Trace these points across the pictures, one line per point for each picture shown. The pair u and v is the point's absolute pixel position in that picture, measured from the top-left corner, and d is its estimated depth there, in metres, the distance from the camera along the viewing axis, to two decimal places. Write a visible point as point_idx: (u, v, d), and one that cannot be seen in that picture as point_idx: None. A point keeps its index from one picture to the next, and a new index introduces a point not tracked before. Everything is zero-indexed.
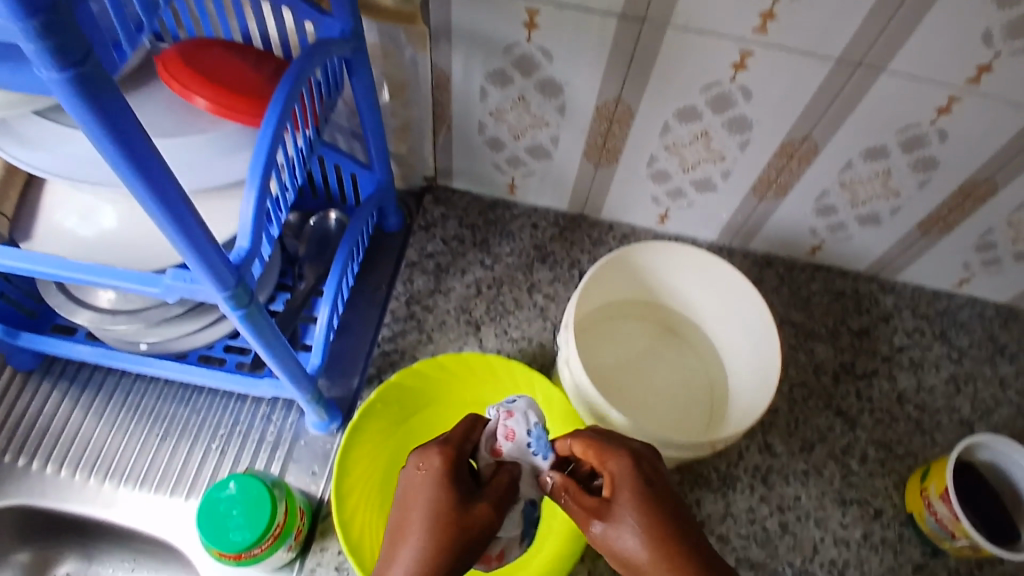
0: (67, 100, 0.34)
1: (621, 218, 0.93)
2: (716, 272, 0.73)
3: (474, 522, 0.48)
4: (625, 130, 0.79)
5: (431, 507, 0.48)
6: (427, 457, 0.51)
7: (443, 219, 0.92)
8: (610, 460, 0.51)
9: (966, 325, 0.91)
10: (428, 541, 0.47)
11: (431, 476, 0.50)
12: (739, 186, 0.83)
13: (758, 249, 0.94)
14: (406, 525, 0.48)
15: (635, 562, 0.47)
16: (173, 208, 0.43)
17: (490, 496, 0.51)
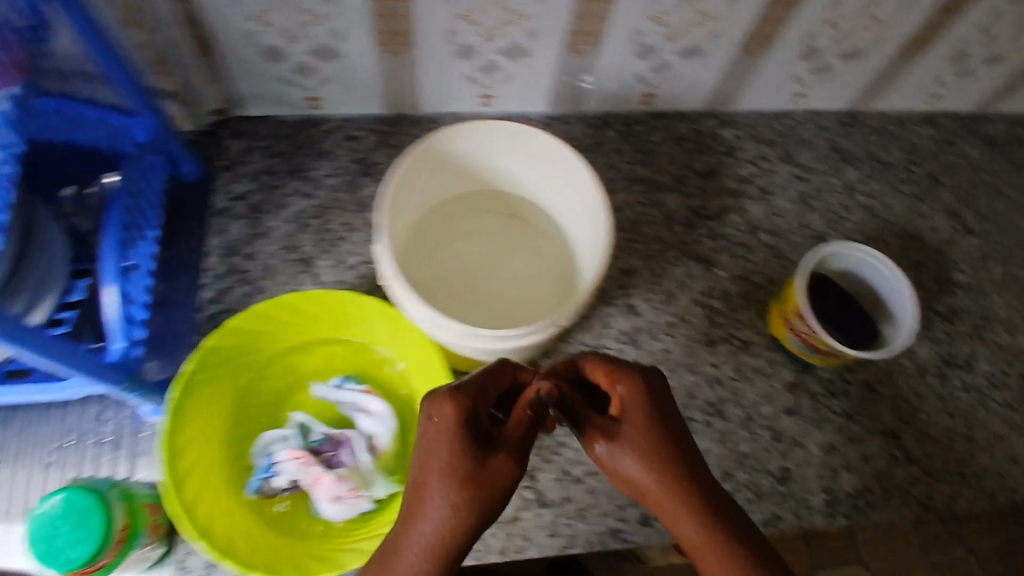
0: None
1: (444, 109, 0.85)
2: (534, 146, 0.66)
3: (496, 479, 0.47)
4: (406, 7, 0.70)
5: (452, 460, 0.47)
6: (441, 406, 0.49)
7: (246, 153, 0.83)
8: (623, 386, 0.51)
9: (808, 141, 0.90)
10: (453, 501, 0.45)
11: (448, 426, 0.48)
12: (550, 46, 0.77)
13: (593, 110, 0.88)
14: (424, 484, 0.47)
15: (645, 494, 0.48)
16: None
17: (508, 446, 0.48)
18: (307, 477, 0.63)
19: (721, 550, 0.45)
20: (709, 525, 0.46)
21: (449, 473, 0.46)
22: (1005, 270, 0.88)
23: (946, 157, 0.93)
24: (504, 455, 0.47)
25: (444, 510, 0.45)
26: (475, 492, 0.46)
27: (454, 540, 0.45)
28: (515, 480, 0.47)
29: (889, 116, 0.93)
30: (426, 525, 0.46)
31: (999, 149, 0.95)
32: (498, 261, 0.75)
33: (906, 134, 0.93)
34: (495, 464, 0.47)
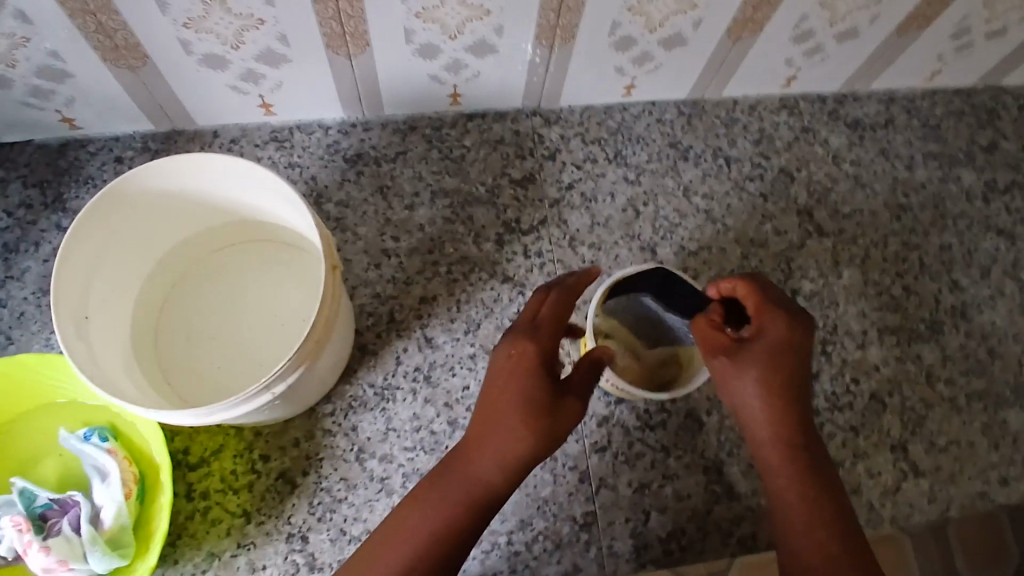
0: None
1: (224, 122, 0.77)
2: (220, 173, 0.58)
3: (566, 420, 0.53)
4: (118, 21, 0.61)
5: (519, 398, 0.53)
6: (522, 343, 0.54)
7: (3, 184, 0.75)
8: (770, 322, 0.55)
9: (642, 138, 0.81)
10: (525, 428, 0.52)
11: (525, 363, 0.53)
12: (311, 49, 0.67)
13: (396, 114, 0.79)
14: (500, 421, 0.53)
15: (761, 431, 0.56)
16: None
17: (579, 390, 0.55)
18: (19, 547, 0.57)
19: (802, 459, 0.55)
20: (806, 452, 0.56)
21: (519, 412, 0.52)
22: (860, 276, 0.80)
23: (802, 147, 0.84)
24: (575, 394, 0.54)
25: (511, 439, 0.53)
26: (549, 423, 0.53)
27: (511, 466, 0.53)
28: (579, 415, 0.54)
29: (739, 103, 0.84)
30: (484, 454, 0.53)
31: (865, 135, 0.85)
32: (242, 304, 0.67)
33: (757, 124, 0.84)
34: (565, 396, 0.54)
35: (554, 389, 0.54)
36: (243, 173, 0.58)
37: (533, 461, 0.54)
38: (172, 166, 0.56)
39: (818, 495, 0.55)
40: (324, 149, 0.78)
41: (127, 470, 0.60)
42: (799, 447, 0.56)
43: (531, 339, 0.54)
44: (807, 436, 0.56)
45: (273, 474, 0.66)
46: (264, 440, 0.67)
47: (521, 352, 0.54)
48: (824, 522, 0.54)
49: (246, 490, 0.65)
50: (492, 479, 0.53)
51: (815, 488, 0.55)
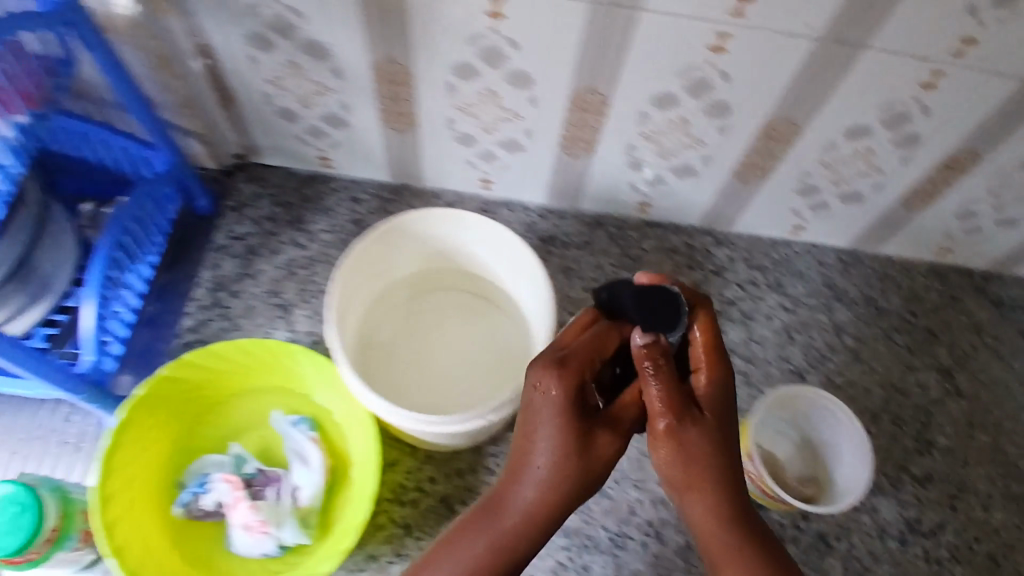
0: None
1: (446, 186, 0.89)
2: (478, 231, 0.69)
3: (598, 459, 0.52)
4: (411, 92, 0.74)
5: (553, 437, 0.52)
6: (549, 379, 0.53)
7: (255, 198, 0.87)
8: (707, 374, 0.55)
9: (803, 274, 0.90)
10: (557, 471, 0.52)
11: (552, 402, 0.52)
12: (547, 143, 0.79)
13: (589, 210, 0.90)
14: (529, 454, 0.53)
15: (673, 480, 0.53)
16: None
17: (612, 429, 0.54)
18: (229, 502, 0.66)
19: (721, 497, 0.52)
20: (711, 498, 0.52)
21: (557, 455, 0.52)
22: (993, 442, 0.84)
23: (946, 312, 0.90)
24: (608, 431, 0.53)
25: (543, 475, 0.52)
26: (584, 459, 0.52)
27: (547, 503, 0.53)
28: (614, 446, 0.53)
29: (894, 261, 0.92)
30: (524, 495, 0.53)
31: (1007, 313, 0.92)
32: (454, 341, 0.76)
33: (907, 283, 0.91)
34: (603, 430, 0.53)
35: (586, 429, 0.52)
36: (496, 236, 0.70)
37: (578, 493, 0.53)
38: (446, 216, 0.68)
39: (749, 530, 0.52)
40: (524, 227, 0.89)
41: (325, 459, 0.69)
42: (730, 480, 0.52)
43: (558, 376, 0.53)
44: (732, 466, 0.53)
45: (435, 496, 0.73)
46: (433, 463, 0.75)
47: (538, 385, 0.53)
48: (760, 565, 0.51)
49: (411, 504, 0.73)
50: (527, 519, 0.53)
51: (739, 529, 0.52)
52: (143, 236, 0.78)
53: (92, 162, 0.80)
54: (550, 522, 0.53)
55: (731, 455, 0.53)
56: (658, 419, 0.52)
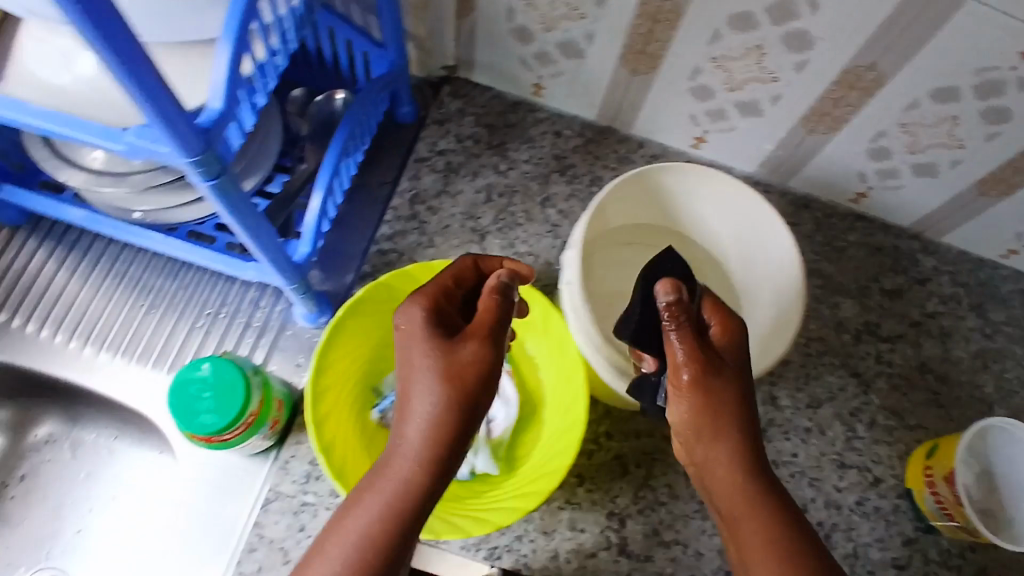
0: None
1: (652, 138, 0.84)
2: (723, 193, 0.66)
3: (466, 373, 0.49)
4: (668, 35, 0.68)
5: (433, 365, 0.49)
6: (410, 311, 0.52)
7: (460, 114, 0.84)
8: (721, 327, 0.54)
9: (1007, 300, 0.84)
10: (442, 403, 0.48)
11: (419, 325, 0.52)
12: (789, 114, 0.73)
13: (798, 189, 0.85)
14: (411, 381, 0.50)
15: (687, 433, 0.52)
16: (111, 32, 0.36)
17: (475, 341, 0.51)
18: None
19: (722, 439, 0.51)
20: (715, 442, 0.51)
21: (443, 375, 0.49)
22: None
23: None
24: (471, 348, 0.50)
25: (432, 403, 0.48)
26: (460, 380, 0.49)
27: (432, 437, 0.48)
28: (486, 363, 0.50)
29: None
30: (410, 423, 0.49)
31: None
32: None
33: None
34: (479, 350, 0.50)
35: (449, 342, 0.50)
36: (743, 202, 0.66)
37: (469, 420, 0.49)
38: (695, 174, 0.65)
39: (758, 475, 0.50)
40: None
41: (518, 394, 0.69)
42: (739, 424, 0.51)
43: (419, 308, 0.53)
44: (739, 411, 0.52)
45: (611, 453, 0.72)
46: (614, 420, 0.73)
47: (412, 309, 0.53)
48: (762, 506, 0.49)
49: (587, 457, 0.72)
50: (419, 455, 0.47)
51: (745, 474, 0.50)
52: (360, 138, 0.74)
53: (313, 53, 0.76)
54: (451, 459, 0.48)
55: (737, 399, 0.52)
56: (682, 371, 0.51)
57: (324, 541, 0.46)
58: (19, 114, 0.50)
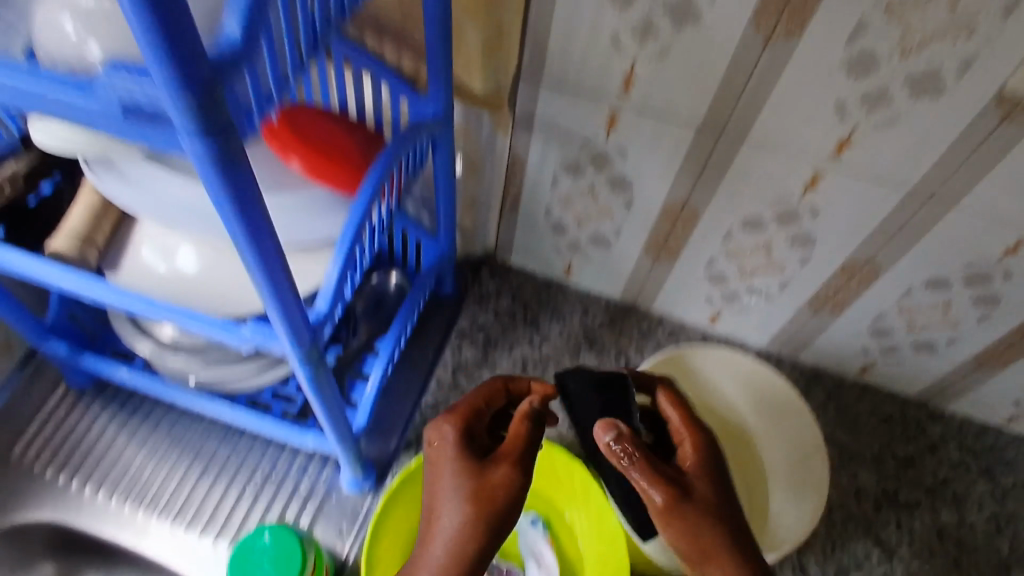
0: (182, 126, 0.32)
1: (672, 312, 0.91)
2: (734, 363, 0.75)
3: (496, 490, 0.50)
4: (687, 232, 0.78)
5: (459, 478, 0.50)
6: (442, 429, 0.54)
7: (497, 293, 0.93)
8: (692, 460, 0.56)
9: (1014, 464, 0.88)
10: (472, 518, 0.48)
11: (450, 447, 0.52)
12: (797, 298, 0.82)
13: (807, 362, 0.92)
14: (438, 490, 0.51)
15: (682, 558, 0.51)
16: (275, 280, 0.43)
17: (507, 462, 0.52)
18: None
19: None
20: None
21: (466, 497, 0.49)
22: None
23: None
24: (504, 467, 0.51)
25: (455, 518, 0.48)
26: (490, 497, 0.49)
27: (452, 558, 0.48)
28: (512, 487, 0.50)
29: None
30: (437, 531, 0.49)
31: None
32: None
33: None
34: (507, 479, 0.51)
35: (479, 465, 0.51)
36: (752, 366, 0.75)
37: (489, 545, 0.48)
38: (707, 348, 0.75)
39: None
40: None
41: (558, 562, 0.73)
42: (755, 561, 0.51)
43: (449, 426, 0.54)
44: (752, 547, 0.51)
45: None
46: None
47: (439, 429, 0.54)
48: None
49: None
50: (444, 573, 0.47)
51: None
52: (413, 315, 0.82)
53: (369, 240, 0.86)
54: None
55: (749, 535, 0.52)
56: (653, 494, 0.51)
57: None
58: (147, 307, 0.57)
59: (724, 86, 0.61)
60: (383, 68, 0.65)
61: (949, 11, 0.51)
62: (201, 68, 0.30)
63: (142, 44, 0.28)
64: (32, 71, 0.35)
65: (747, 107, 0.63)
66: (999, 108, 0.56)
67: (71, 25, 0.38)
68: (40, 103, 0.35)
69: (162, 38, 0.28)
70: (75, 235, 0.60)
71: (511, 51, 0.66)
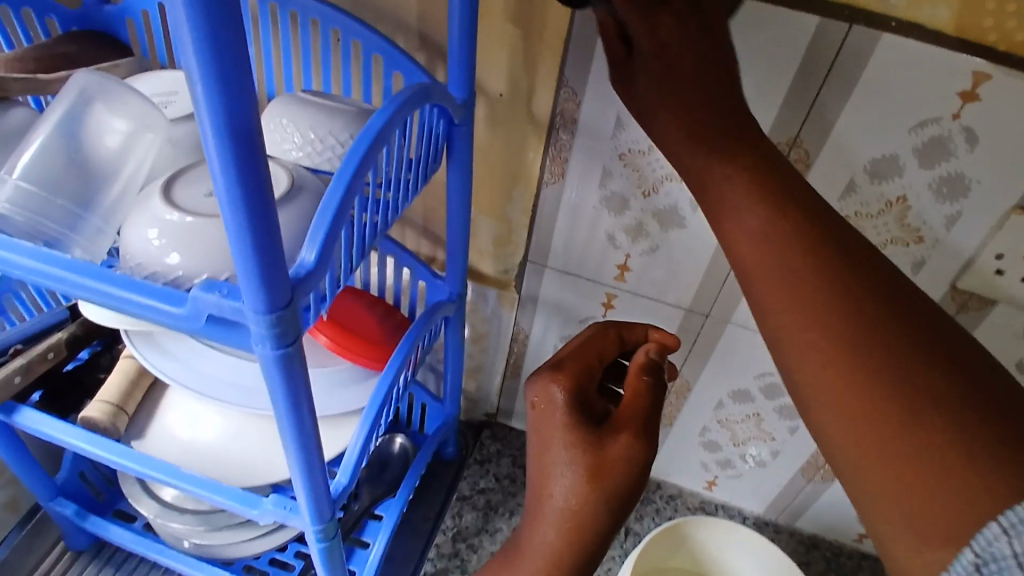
0: (262, 340, 0.37)
1: (669, 478, 0.91)
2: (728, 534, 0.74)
3: (616, 464, 0.45)
4: (680, 402, 0.82)
5: (569, 449, 0.46)
6: (550, 391, 0.50)
7: (498, 455, 0.95)
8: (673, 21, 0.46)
9: None
10: (584, 498, 0.44)
11: (558, 410, 0.48)
12: (788, 468, 0.83)
13: (805, 528, 0.89)
14: (547, 452, 0.47)
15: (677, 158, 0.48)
16: (308, 462, 0.46)
17: (626, 430, 0.46)
18: None
19: (842, 346, 0.39)
20: (847, 379, 0.38)
21: (582, 476, 0.45)
22: None
23: None
24: (620, 433, 0.46)
25: (572, 493, 0.45)
26: (606, 471, 0.45)
27: (565, 540, 0.45)
28: (639, 458, 0.45)
29: None
30: (552, 500, 0.45)
31: None
32: None
33: None
34: (626, 447, 0.45)
35: (595, 437, 0.46)
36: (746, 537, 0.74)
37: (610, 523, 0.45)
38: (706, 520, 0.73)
39: (955, 401, 0.35)
40: None
41: None
42: (888, 355, 0.37)
43: (556, 386, 0.50)
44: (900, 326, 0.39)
45: None
46: None
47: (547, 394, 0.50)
48: (970, 451, 0.33)
49: None
50: (551, 560, 0.45)
51: (893, 387, 0.36)
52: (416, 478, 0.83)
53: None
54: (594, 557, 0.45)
55: (893, 300, 0.40)
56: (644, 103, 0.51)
57: None
58: (168, 476, 0.57)
59: (709, 274, 0.69)
60: (405, 253, 0.72)
61: (898, 223, 0.61)
62: (283, 284, 0.36)
63: (240, 264, 0.34)
64: (120, 280, 0.40)
65: (730, 293, 0.70)
66: (952, 299, 0.65)
67: (157, 237, 0.44)
68: (125, 311, 0.40)
69: (262, 272, 0.35)
70: (110, 401, 0.63)
71: (520, 245, 0.75)
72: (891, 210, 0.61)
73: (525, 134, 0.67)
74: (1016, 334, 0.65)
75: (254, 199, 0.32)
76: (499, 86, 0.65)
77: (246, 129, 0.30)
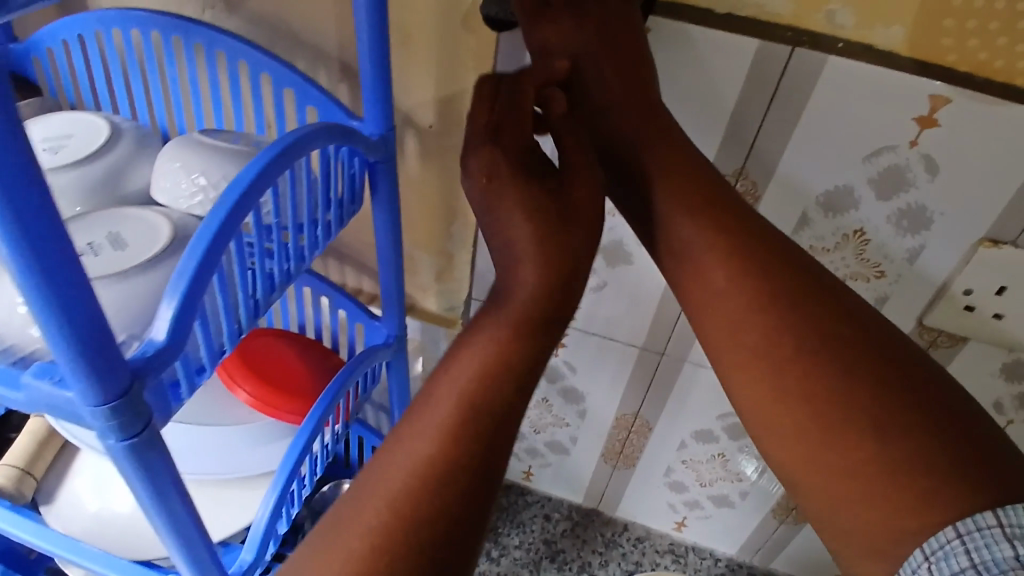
0: (104, 432, 0.34)
1: (637, 519, 0.86)
2: None
3: (578, 198, 0.46)
4: (642, 441, 0.77)
5: (523, 213, 0.44)
6: (485, 156, 0.45)
7: None
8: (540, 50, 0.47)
9: None
10: (543, 263, 0.43)
11: (504, 173, 0.45)
12: (759, 508, 0.78)
13: (781, 570, 0.84)
14: (501, 225, 0.45)
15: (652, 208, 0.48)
16: (192, 548, 0.43)
17: (578, 170, 0.46)
18: None
19: (819, 398, 0.41)
20: (807, 415, 0.41)
21: (537, 265, 0.43)
22: None
23: None
24: (575, 178, 0.46)
25: (528, 289, 0.42)
26: (563, 232, 0.44)
27: (473, 393, 0.39)
28: (598, 197, 0.46)
29: None
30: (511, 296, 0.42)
31: None
32: None
33: None
34: (587, 215, 0.46)
35: (543, 183, 0.46)
36: None
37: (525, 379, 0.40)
38: None
39: (904, 420, 0.39)
40: None
41: None
42: (864, 398, 0.40)
43: (489, 152, 0.45)
44: (857, 348, 0.41)
45: None
46: None
47: (484, 181, 0.46)
48: (913, 484, 0.37)
49: None
50: (515, 328, 0.41)
51: (863, 445, 0.39)
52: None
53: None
54: (503, 429, 0.39)
55: (853, 326, 0.42)
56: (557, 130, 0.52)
57: (405, 442, 0.38)
58: (71, 553, 0.53)
59: (661, 312, 0.65)
60: (339, 293, 0.68)
61: (857, 258, 0.57)
62: (119, 365, 0.33)
63: (59, 351, 0.30)
64: None
65: (684, 330, 0.66)
66: (921, 335, 0.60)
67: None
68: None
69: (88, 358, 0.31)
70: (15, 465, 0.59)
71: (463, 281, 0.71)
72: (849, 244, 0.56)
73: (459, 167, 0.63)
74: (992, 370, 0.60)
75: (60, 275, 0.28)
76: (427, 116, 0.60)
77: (39, 202, 0.26)
